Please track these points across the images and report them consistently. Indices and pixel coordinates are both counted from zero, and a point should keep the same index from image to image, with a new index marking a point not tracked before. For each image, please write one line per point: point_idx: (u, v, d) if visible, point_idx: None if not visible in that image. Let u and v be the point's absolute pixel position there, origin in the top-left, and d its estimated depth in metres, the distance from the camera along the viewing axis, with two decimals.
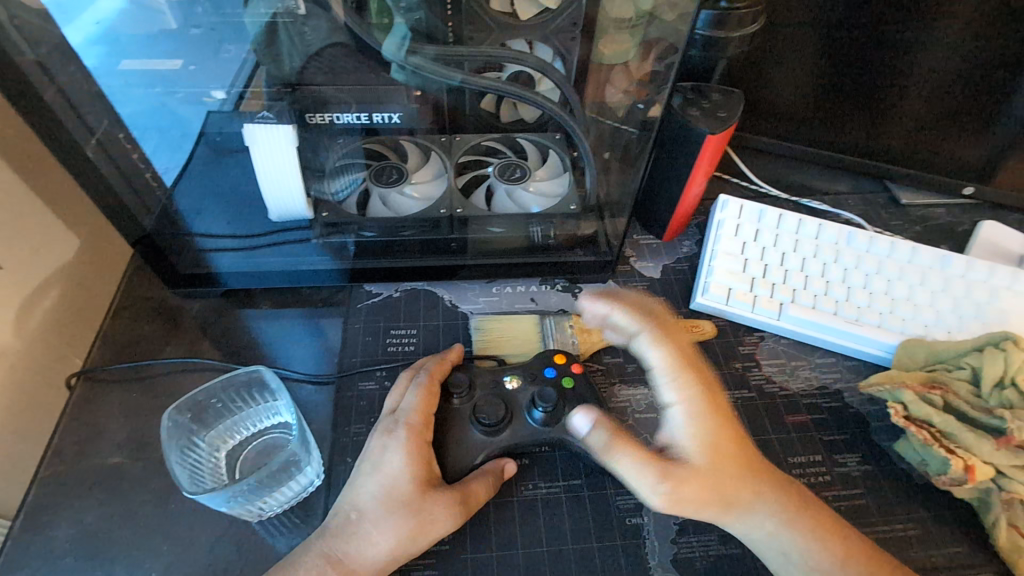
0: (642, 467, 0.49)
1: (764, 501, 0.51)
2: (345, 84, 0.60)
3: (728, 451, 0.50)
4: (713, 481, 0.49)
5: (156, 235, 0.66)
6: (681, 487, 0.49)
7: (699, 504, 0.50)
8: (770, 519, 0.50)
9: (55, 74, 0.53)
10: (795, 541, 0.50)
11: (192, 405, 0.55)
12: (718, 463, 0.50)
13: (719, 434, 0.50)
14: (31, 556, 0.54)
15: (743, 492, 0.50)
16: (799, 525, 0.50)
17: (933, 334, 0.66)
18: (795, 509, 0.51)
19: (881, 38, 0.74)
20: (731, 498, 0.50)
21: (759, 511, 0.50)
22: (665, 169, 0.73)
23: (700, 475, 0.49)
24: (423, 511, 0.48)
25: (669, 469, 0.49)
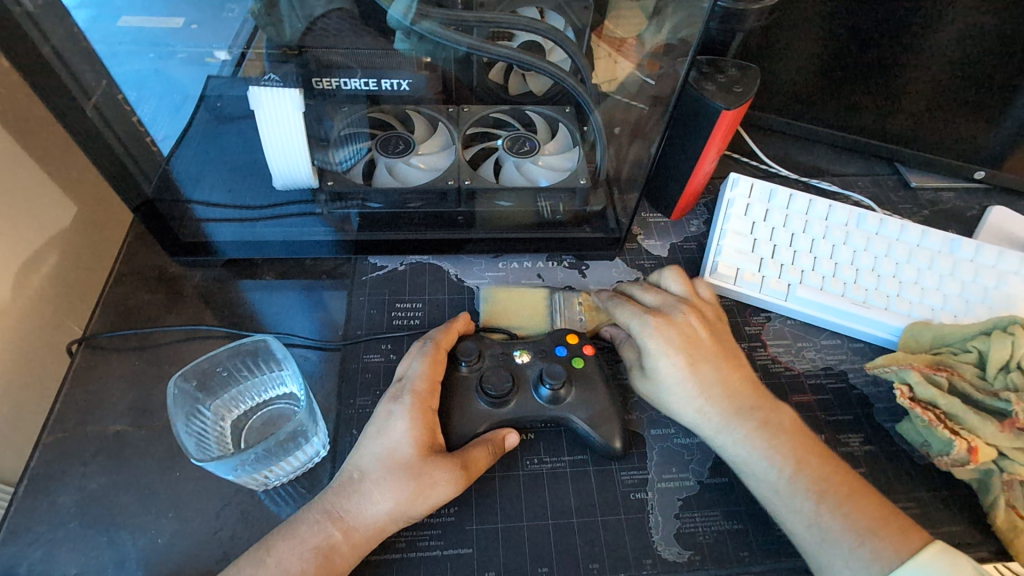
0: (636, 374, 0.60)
1: (737, 409, 0.54)
2: (353, 48, 0.57)
3: (698, 364, 0.56)
4: (681, 382, 0.55)
5: (156, 199, 0.64)
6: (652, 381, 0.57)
7: (673, 398, 0.56)
8: (744, 427, 0.53)
9: (48, 29, 0.50)
10: (768, 450, 0.52)
11: (198, 373, 0.55)
12: (685, 363, 0.55)
13: (683, 342, 0.56)
14: (35, 520, 0.54)
15: (713, 396, 0.55)
16: (768, 437, 0.52)
17: (938, 318, 0.66)
18: (764, 423, 0.53)
19: (905, 16, 0.72)
20: (700, 398, 0.55)
21: (733, 420, 0.54)
22: (677, 145, 0.72)
23: (665, 376, 0.56)
24: (423, 475, 0.48)
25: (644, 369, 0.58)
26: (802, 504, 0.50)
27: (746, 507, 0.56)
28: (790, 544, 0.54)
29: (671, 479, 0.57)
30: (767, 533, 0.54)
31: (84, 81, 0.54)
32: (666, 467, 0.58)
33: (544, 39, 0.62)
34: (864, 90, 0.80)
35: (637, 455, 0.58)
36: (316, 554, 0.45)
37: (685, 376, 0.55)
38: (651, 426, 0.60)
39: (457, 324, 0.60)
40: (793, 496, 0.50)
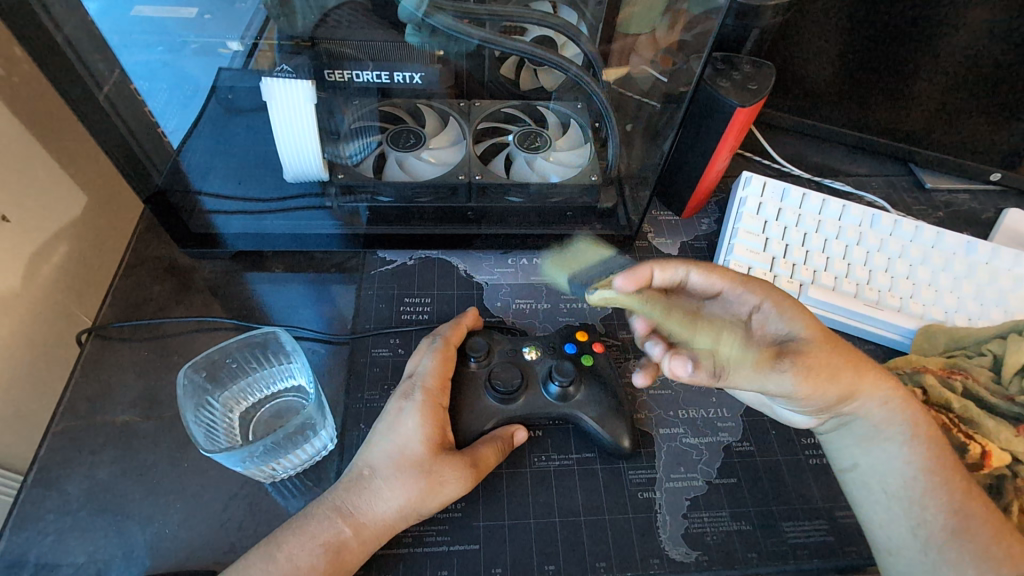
0: (770, 374, 0.45)
1: (885, 382, 0.50)
2: (366, 40, 0.56)
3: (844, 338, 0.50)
4: (844, 358, 0.48)
5: (168, 189, 0.64)
6: (821, 365, 0.46)
7: (837, 384, 0.47)
8: (890, 403, 0.49)
9: (61, 20, 0.50)
10: (908, 424, 0.50)
11: (208, 364, 0.55)
12: (826, 348, 0.48)
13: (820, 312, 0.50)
14: (44, 508, 0.54)
15: (869, 369, 0.49)
16: (910, 425, 0.50)
17: (953, 320, 0.65)
18: (905, 412, 0.50)
19: (924, 14, 0.71)
20: (862, 372, 0.48)
21: (881, 395, 0.49)
22: (689, 143, 0.72)
23: (830, 351, 0.47)
24: (433, 473, 0.48)
25: (796, 356, 0.46)
26: (942, 484, 0.48)
27: (756, 508, 0.55)
28: (798, 546, 0.53)
29: (679, 479, 0.57)
30: (777, 535, 0.54)
31: (96, 71, 0.54)
32: (675, 467, 0.57)
33: (557, 34, 0.62)
34: (880, 89, 0.79)
35: (646, 455, 0.58)
36: (326, 550, 0.45)
37: (844, 349, 0.48)
38: (660, 426, 0.60)
39: (465, 320, 0.59)
40: (930, 490, 0.48)
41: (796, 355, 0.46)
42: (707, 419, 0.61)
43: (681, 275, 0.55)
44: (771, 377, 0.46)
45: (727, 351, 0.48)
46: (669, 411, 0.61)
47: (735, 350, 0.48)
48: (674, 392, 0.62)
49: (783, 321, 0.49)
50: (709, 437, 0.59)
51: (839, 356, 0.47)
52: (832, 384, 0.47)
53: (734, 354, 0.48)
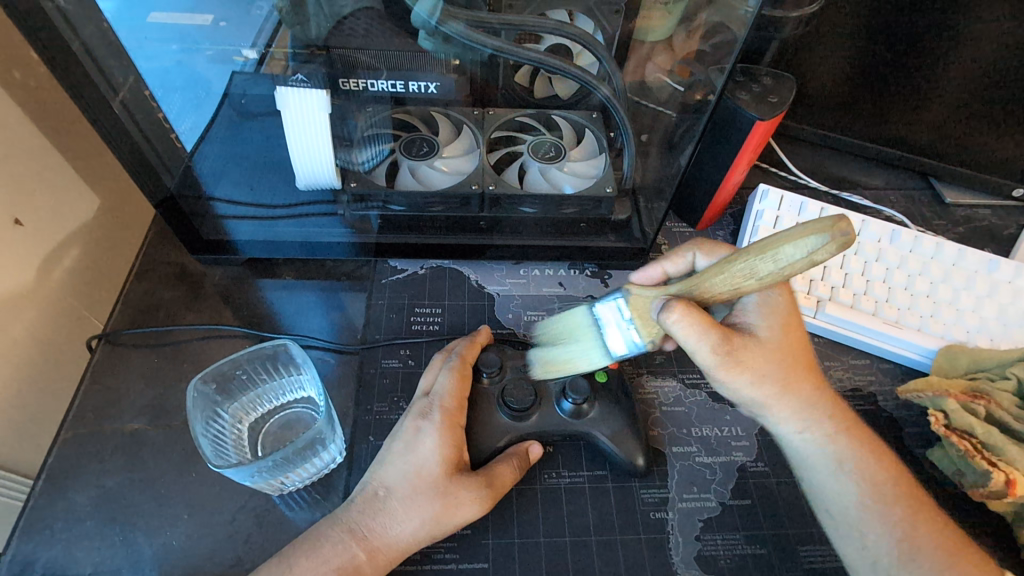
0: (705, 339, 0.42)
1: (821, 403, 0.46)
2: (382, 49, 0.56)
3: (798, 347, 0.45)
4: (781, 367, 0.44)
5: (178, 195, 0.63)
6: (744, 362, 0.43)
7: (754, 387, 0.44)
8: (823, 425, 0.46)
9: (79, 28, 0.49)
10: (839, 450, 0.45)
11: (218, 376, 0.54)
12: (758, 358, 0.43)
13: (792, 316, 0.46)
14: (52, 517, 0.53)
15: (804, 386, 0.45)
16: (841, 441, 0.45)
17: (974, 341, 0.63)
18: (838, 427, 0.46)
19: (948, 25, 0.69)
20: (790, 388, 0.44)
21: (812, 414, 0.45)
22: (707, 154, 0.71)
23: (767, 355, 0.44)
24: (449, 495, 0.47)
25: (736, 343, 0.43)
26: (878, 515, 0.44)
27: (770, 531, 0.54)
28: (814, 571, 0.52)
29: (692, 500, 0.55)
30: (792, 559, 0.53)
31: (112, 77, 0.53)
32: (687, 487, 0.56)
33: (573, 42, 0.60)
34: (900, 101, 0.77)
35: (658, 474, 0.57)
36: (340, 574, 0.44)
37: (784, 359, 0.44)
38: (673, 444, 0.59)
39: (478, 338, 0.58)
40: (871, 514, 0.44)
41: (737, 347, 0.43)
42: (721, 438, 0.59)
43: (688, 261, 0.52)
44: (704, 341, 0.42)
45: (719, 281, 0.41)
46: (682, 429, 0.60)
47: (722, 275, 0.40)
48: (688, 410, 0.61)
49: (761, 317, 0.46)
50: (723, 456, 0.58)
51: (768, 366, 0.44)
52: (748, 384, 0.44)
53: (732, 277, 0.40)
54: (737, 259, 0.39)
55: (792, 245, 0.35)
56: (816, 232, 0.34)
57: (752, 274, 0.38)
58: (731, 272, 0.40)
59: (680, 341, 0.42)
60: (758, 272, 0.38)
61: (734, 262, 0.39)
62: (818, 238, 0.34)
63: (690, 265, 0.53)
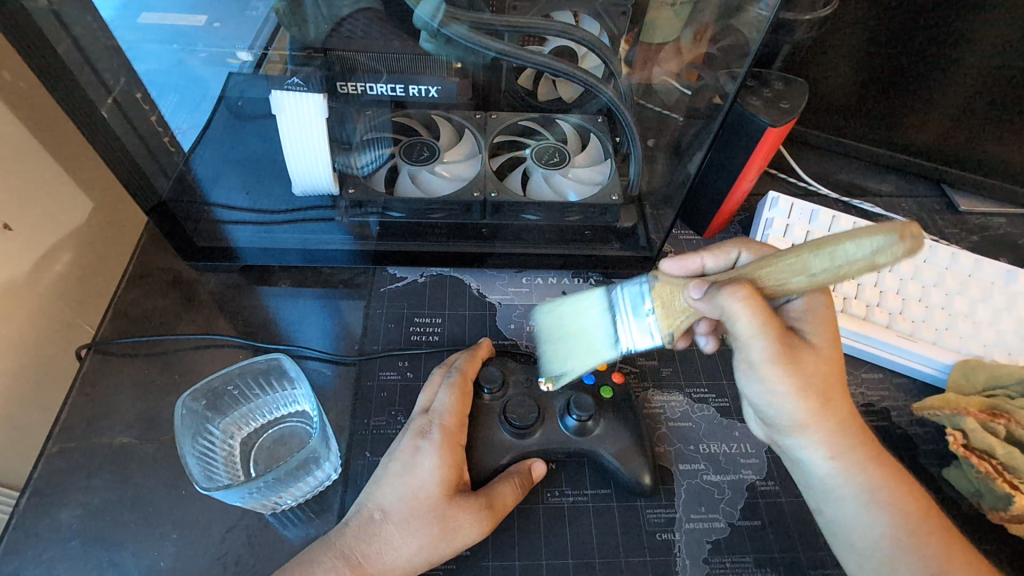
0: (764, 331, 0.40)
1: (861, 430, 0.43)
2: (382, 52, 0.54)
3: (840, 367, 0.43)
4: (823, 384, 0.42)
5: (171, 201, 0.62)
6: (793, 366, 0.41)
7: (791, 398, 0.42)
8: (856, 453, 0.43)
9: (71, 24, 0.47)
10: (875, 486, 0.43)
11: (208, 392, 0.52)
12: (816, 374, 0.42)
13: (836, 335, 0.44)
14: (36, 536, 0.52)
15: (844, 410, 0.42)
16: (876, 470, 0.43)
17: (992, 356, 0.61)
18: (873, 453, 0.43)
19: (965, 29, 0.67)
20: (829, 407, 0.42)
21: (850, 438, 0.43)
22: (715, 161, 0.69)
23: (821, 368, 0.42)
24: (447, 519, 0.46)
25: (794, 347, 0.41)
26: (906, 548, 0.42)
27: (781, 554, 0.52)
28: None
29: (700, 520, 0.54)
30: None
31: (105, 79, 0.52)
32: (695, 507, 0.54)
33: (578, 45, 0.58)
34: (913, 105, 0.75)
35: (665, 493, 0.55)
36: None
37: (834, 378, 0.42)
38: (680, 461, 0.57)
39: (480, 352, 0.57)
40: (902, 549, 0.42)
41: (795, 349, 0.41)
42: (729, 455, 0.58)
43: (729, 260, 0.50)
44: (765, 335, 0.40)
45: (777, 274, 0.38)
46: (690, 445, 0.58)
47: (773, 266, 0.38)
48: (695, 425, 0.59)
49: (807, 326, 0.44)
50: (732, 474, 0.56)
51: (817, 379, 0.42)
52: (785, 394, 0.42)
53: (789, 269, 0.37)
54: (791, 255, 0.37)
55: (853, 242, 0.33)
56: (879, 229, 0.32)
57: (805, 271, 0.36)
58: (783, 265, 0.37)
59: (734, 328, 0.40)
60: (811, 266, 0.35)
61: (786, 255, 0.37)
62: (886, 238, 0.31)
63: (731, 263, 0.50)
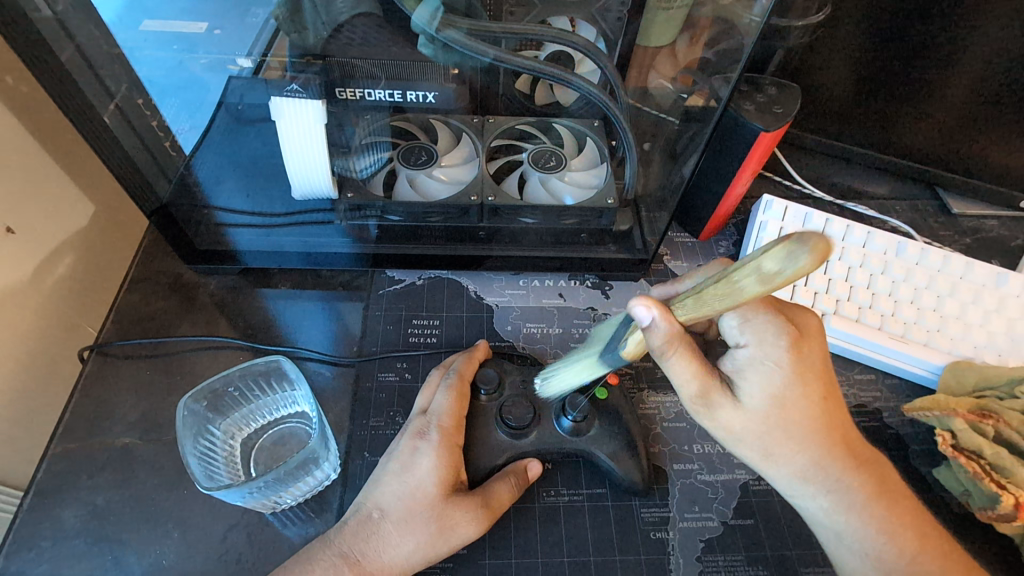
0: (690, 385, 0.42)
1: (830, 474, 0.42)
2: (382, 58, 0.55)
3: (805, 413, 0.41)
4: (771, 433, 0.42)
5: (172, 205, 0.63)
6: (724, 419, 0.42)
7: (737, 444, 0.43)
8: (826, 497, 0.43)
9: (74, 32, 0.49)
10: (847, 525, 0.43)
11: (209, 393, 0.53)
12: (762, 426, 0.41)
13: (799, 375, 0.41)
14: (40, 535, 0.53)
15: (803, 457, 0.42)
16: (861, 514, 0.42)
17: (982, 357, 0.62)
18: (863, 497, 0.42)
19: (957, 33, 0.68)
20: (779, 456, 0.42)
21: (816, 483, 0.42)
22: (710, 165, 0.70)
23: (753, 420, 0.42)
24: (445, 518, 0.47)
25: (717, 398, 0.42)
26: None
27: (773, 552, 0.53)
28: None
29: (693, 519, 0.54)
30: None
31: (107, 85, 0.53)
32: (688, 506, 0.55)
33: (575, 51, 0.59)
34: (905, 109, 0.76)
35: (659, 492, 0.56)
36: None
37: (778, 431, 0.41)
38: (674, 461, 0.58)
39: (478, 353, 0.57)
40: None
41: (722, 401, 0.42)
42: (723, 455, 0.58)
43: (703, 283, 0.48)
44: (688, 386, 0.42)
45: (693, 305, 0.37)
46: (684, 446, 0.59)
47: (698, 296, 0.36)
48: (689, 426, 0.60)
49: (761, 372, 0.42)
50: (725, 474, 0.57)
51: (755, 431, 0.42)
52: (729, 441, 0.43)
53: (709, 294, 0.35)
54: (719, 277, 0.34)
55: (758, 254, 0.31)
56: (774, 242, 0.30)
57: (727, 293, 0.33)
58: (706, 290, 0.35)
59: (671, 378, 0.42)
60: (725, 284, 0.33)
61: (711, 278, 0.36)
62: (797, 247, 0.28)
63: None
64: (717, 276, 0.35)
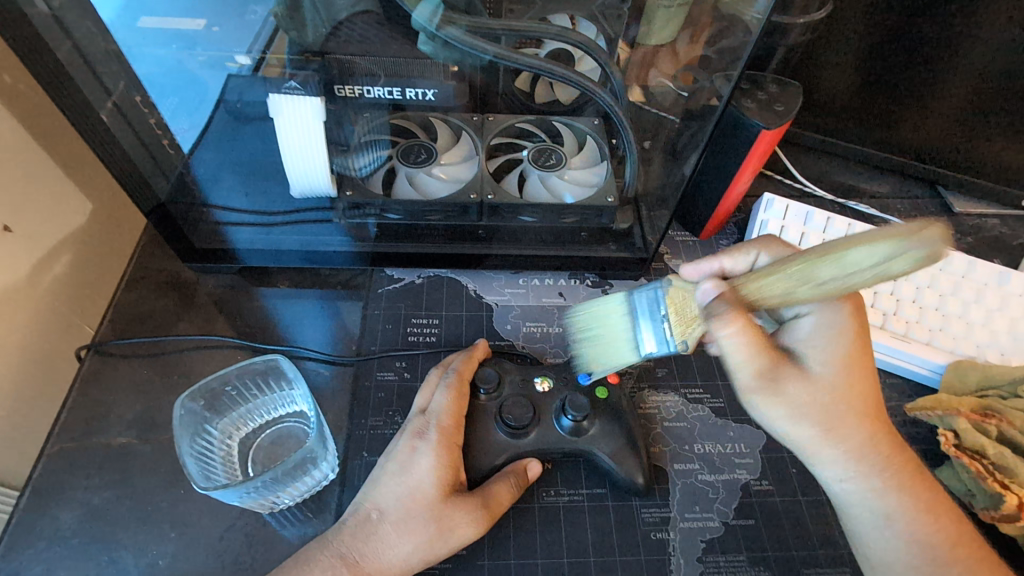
0: (753, 359, 0.42)
1: (880, 453, 0.42)
2: (380, 55, 0.54)
3: (863, 385, 0.43)
4: (833, 408, 0.42)
5: (169, 203, 0.62)
6: (783, 395, 0.42)
7: (794, 423, 0.42)
8: (875, 477, 0.42)
9: (71, 28, 0.48)
10: (891, 506, 0.42)
11: (206, 393, 0.53)
12: (828, 402, 0.42)
13: (856, 346, 0.43)
14: (36, 536, 0.52)
15: (858, 433, 0.42)
16: (903, 492, 0.42)
17: (985, 357, 0.62)
18: (909, 475, 0.43)
19: (960, 31, 0.67)
20: (837, 435, 0.42)
21: (866, 462, 0.42)
22: (710, 163, 0.69)
23: (819, 394, 0.42)
24: (444, 519, 0.46)
25: (784, 372, 0.42)
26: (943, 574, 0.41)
27: (774, 553, 0.53)
28: None
29: (694, 520, 0.54)
30: None
31: (105, 83, 0.52)
32: (689, 507, 0.55)
33: (574, 48, 0.59)
34: (907, 107, 0.76)
35: (659, 492, 0.55)
36: None
37: (840, 405, 0.42)
38: (674, 461, 0.57)
39: (477, 353, 0.57)
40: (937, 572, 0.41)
41: (787, 376, 0.42)
42: (723, 455, 0.58)
43: (750, 260, 0.49)
44: (754, 363, 0.42)
45: (769, 287, 0.40)
46: (684, 445, 0.58)
47: (777, 279, 0.39)
48: (690, 425, 0.60)
49: (823, 342, 0.44)
50: (726, 474, 0.57)
51: (815, 406, 0.42)
52: (787, 421, 0.42)
53: (794, 280, 0.38)
54: (797, 264, 0.38)
55: (865, 247, 0.33)
56: (885, 237, 0.32)
57: (812, 279, 0.36)
58: (791, 275, 0.38)
59: (728, 356, 0.42)
60: (817, 275, 0.36)
61: (791, 266, 0.38)
62: (916, 245, 0.31)
63: (750, 264, 0.50)
64: (796, 262, 0.38)
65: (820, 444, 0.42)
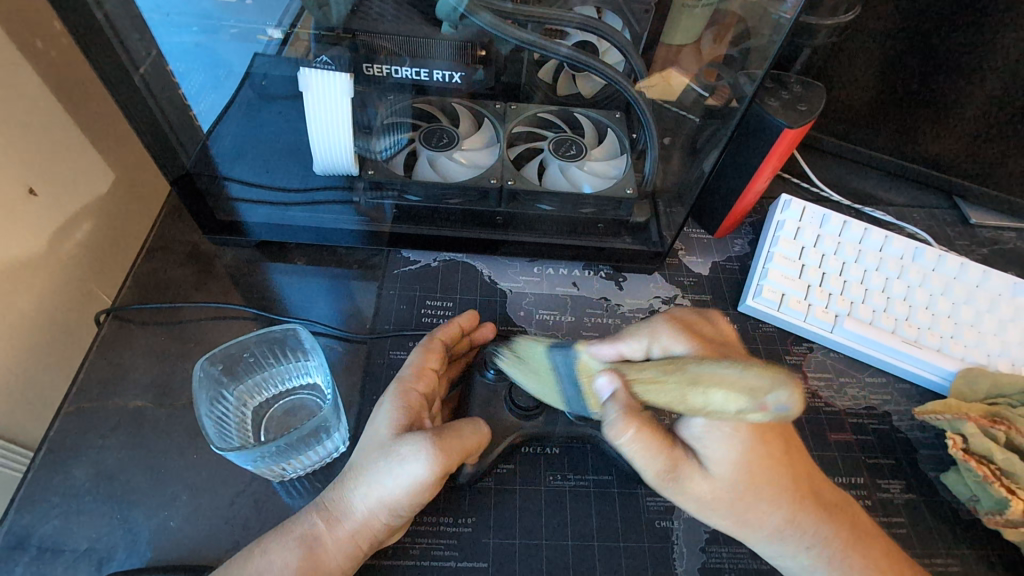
0: (655, 459, 0.42)
1: (804, 528, 0.44)
2: (407, 35, 0.54)
3: (771, 476, 0.42)
4: (736, 500, 0.42)
5: (195, 172, 0.63)
6: (686, 491, 0.42)
7: (706, 512, 0.43)
8: (807, 542, 0.44)
9: None
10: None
11: (225, 357, 0.53)
12: (740, 498, 0.42)
13: (759, 445, 0.41)
14: (49, 493, 0.53)
15: (776, 516, 0.43)
16: (840, 555, 0.45)
17: (995, 365, 0.62)
18: (846, 538, 0.45)
19: (982, 40, 0.68)
20: (750, 519, 0.43)
21: (794, 539, 0.44)
22: (733, 161, 0.69)
23: (720, 492, 0.42)
24: (390, 452, 0.44)
25: (683, 471, 0.42)
26: None
27: None
28: None
29: None
30: None
31: None
32: None
33: (598, 39, 0.59)
34: (926, 115, 0.76)
35: None
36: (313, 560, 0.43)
37: (743, 501, 0.42)
38: None
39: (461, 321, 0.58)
40: None
41: (687, 472, 0.42)
42: None
43: (645, 346, 0.48)
44: (654, 463, 0.41)
45: (660, 394, 0.42)
46: None
47: (658, 387, 0.43)
48: None
49: (721, 442, 0.41)
50: None
51: (720, 503, 0.42)
52: (698, 510, 0.43)
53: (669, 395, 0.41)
54: (672, 382, 0.42)
55: (724, 393, 0.38)
56: (744, 392, 0.37)
57: (680, 400, 0.40)
58: (668, 392, 0.42)
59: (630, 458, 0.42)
60: (686, 400, 0.40)
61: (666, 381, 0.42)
62: (776, 401, 0.36)
63: (646, 350, 0.48)
64: (677, 378, 0.41)
65: (740, 526, 0.43)
